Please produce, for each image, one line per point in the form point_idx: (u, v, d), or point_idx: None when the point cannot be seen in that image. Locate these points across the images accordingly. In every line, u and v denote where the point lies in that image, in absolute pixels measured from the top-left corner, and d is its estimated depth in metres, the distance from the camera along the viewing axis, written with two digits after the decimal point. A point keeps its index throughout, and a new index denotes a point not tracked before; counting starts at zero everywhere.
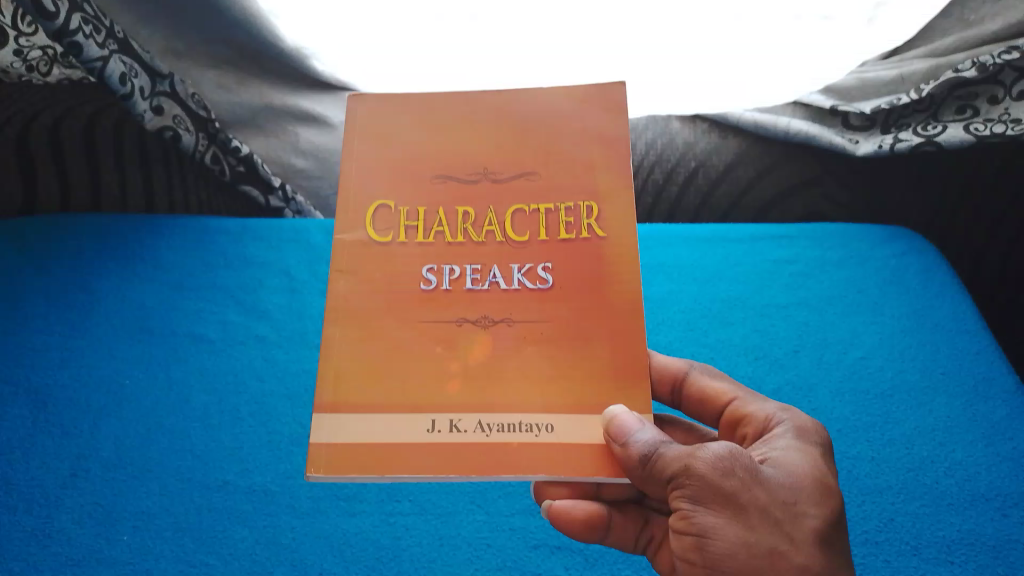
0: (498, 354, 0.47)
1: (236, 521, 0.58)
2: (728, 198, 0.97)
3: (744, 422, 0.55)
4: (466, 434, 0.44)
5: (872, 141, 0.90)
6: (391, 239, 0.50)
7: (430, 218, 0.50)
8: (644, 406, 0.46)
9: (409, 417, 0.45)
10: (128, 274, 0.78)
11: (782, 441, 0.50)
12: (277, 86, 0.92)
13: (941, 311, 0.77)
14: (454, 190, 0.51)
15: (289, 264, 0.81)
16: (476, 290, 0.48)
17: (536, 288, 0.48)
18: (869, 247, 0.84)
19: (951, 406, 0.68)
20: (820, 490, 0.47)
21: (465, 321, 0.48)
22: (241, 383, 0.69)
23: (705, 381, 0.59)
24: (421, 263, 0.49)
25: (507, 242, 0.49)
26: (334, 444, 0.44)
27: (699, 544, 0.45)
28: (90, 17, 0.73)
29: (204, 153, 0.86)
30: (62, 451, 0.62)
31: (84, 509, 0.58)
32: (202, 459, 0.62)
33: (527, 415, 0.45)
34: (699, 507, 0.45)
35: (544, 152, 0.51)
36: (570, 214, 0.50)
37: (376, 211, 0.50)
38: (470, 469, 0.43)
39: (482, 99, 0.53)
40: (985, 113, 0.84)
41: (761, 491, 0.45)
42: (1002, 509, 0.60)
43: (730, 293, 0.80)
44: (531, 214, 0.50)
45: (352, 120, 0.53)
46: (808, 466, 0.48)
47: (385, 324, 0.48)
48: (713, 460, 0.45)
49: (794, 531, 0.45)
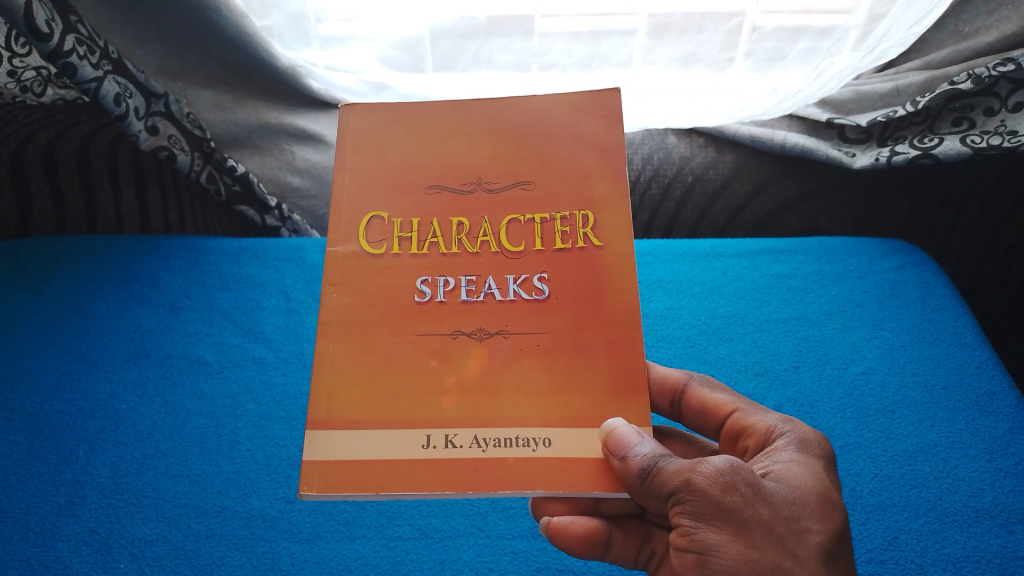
0: (496, 371, 0.46)
1: (234, 548, 0.58)
2: (725, 213, 0.97)
3: (745, 435, 0.54)
4: (463, 450, 0.44)
5: (868, 154, 0.90)
6: (385, 251, 0.49)
7: (424, 229, 0.50)
8: (641, 419, 0.45)
9: (405, 433, 0.45)
10: (125, 296, 0.78)
11: (784, 454, 0.49)
12: (273, 104, 0.91)
13: (941, 325, 0.77)
14: (448, 200, 0.51)
15: (286, 284, 0.80)
16: (472, 303, 0.48)
17: (531, 299, 0.48)
18: (867, 261, 0.84)
19: (952, 421, 0.68)
20: (825, 506, 0.45)
21: (460, 334, 0.47)
22: (238, 406, 0.68)
23: (704, 393, 0.58)
24: (415, 275, 0.49)
25: (502, 253, 0.49)
26: (327, 462, 0.44)
27: (702, 563, 0.43)
28: (85, 38, 0.72)
29: (200, 173, 0.85)
30: (58, 478, 0.62)
31: (81, 537, 0.58)
32: (200, 484, 0.62)
33: (523, 429, 0.45)
34: (699, 524, 0.43)
35: (539, 161, 0.51)
36: (566, 223, 0.50)
37: (370, 223, 0.50)
38: (467, 485, 0.43)
39: (477, 108, 0.53)
40: (981, 126, 0.83)
41: (763, 507, 0.43)
42: (1007, 526, 0.59)
43: (729, 310, 0.80)
44: (526, 223, 0.50)
45: (345, 130, 0.52)
46: (813, 481, 0.47)
47: (378, 337, 0.47)
48: (714, 474, 0.43)
49: (797, 547, 0.43)
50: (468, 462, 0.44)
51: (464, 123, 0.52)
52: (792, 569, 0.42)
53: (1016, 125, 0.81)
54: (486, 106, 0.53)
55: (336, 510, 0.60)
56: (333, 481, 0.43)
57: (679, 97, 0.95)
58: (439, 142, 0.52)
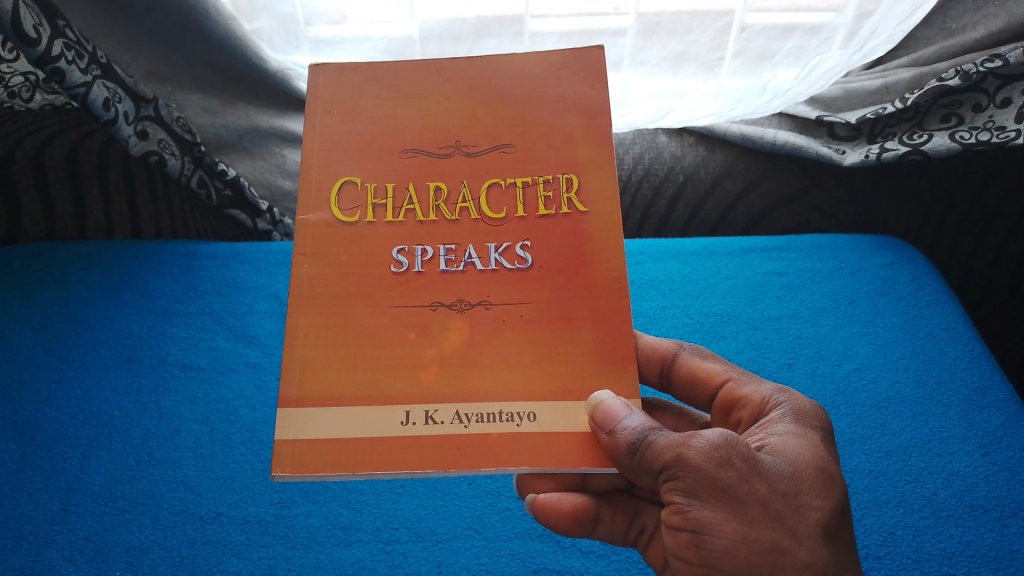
0: (478, 345, 0.47)
1: (230, 554, 0.58)
2: (716, 213, 0.97)
3: (738, 406, 0.54)
4: (444, 426, 0.44)
5: (858, 151, 0.90)
6: (357, 218, 0.49)
7: (398, 196, 0.50)
8: (630, 390, 0.45)
9: (384, 409, 0.45)
10: (116, 302, 0.77)
11: (780, 426, 0.49)
12: (262, 108, 0.91)
13: (932, 321, 0.77)
14: (423, 164, 0.51)
15: (278, 288, 0.80)
16: (451, 272, 0.48)
17: (513, 267, 0.48)
18: (858, 257, 0.85)
19: (946, 416, 0.68)
20: (823, 480, 0.45)
21: (440, 306, 0.48)
22: (232, 410, 0.68)
23: (695, 363, 0.58)
24: (391, 244, 0.49)
25: (482, 220, 0.49)
26: (299, 441, 0.44)
27: (696, 541, 0.44)
28: (73, 42, 0.72)
29: (191, 177, 0.85)
30: (52, 486, 0.61)
31: (76, 545, 0.57)
32: (195, 490, 0.62)
33: (507, 404, 0.45)
34: (694, 502, 0.44)
35: (521, 122, 0.51)
36: (549, 187, 0.50)
37: (342, 188, 0.50)
38: (448, 463, 0.43)
39: (456, 68, 0.53)
40: (969, 122, 0.84)
41: (760, 482, 0.43)
42: (1002, 520, 0.60)
43: (722, 308, 0.80)
44: (508, 188, 0.50)
45: (315, 91, 0.52)
46: (811, 453, 0.46)
47: (355, 311, 0.47)
48: (708, 449, 0.44)
49: (797, 525, 0.43)
50: (449, 438, 0.44)
51: (449, 104, 0.52)
52: (791, 547, 0.43)
53: (1004, 121, 0.81)
54: (465, 67, 0.53)
55: (332, 514, 0.60)
56: (306, 462, 0.43)
57: (670, 99, 0.95)
58: (428, 131, 0.51)
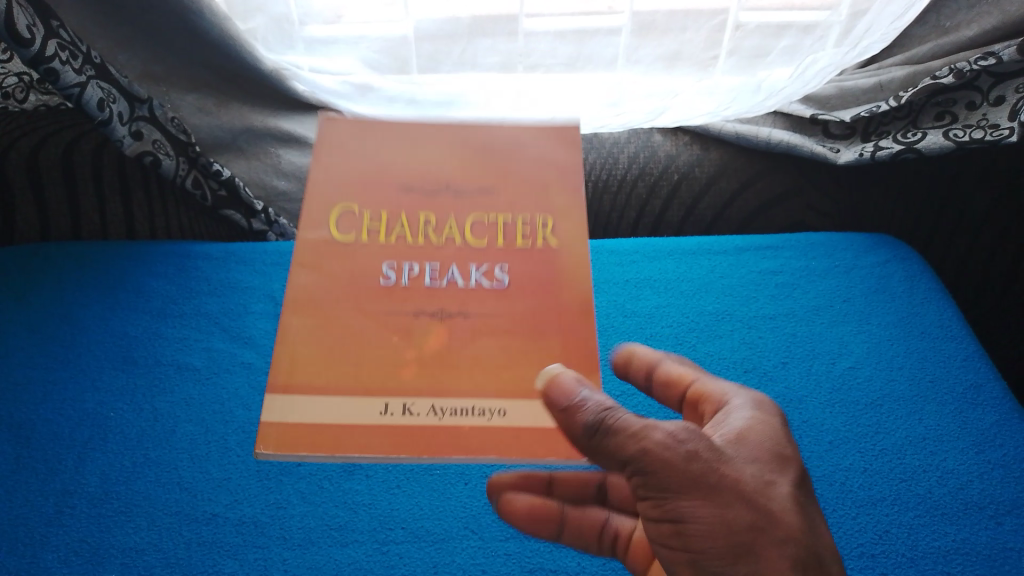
0: (455, 347, 0.47)
1: (227, 555, 0.57)
2: (710, 212, 0.98)
3: (704, 401, 0.55)
4: (420, 417, 0.45)
5: (851, 149, 0.91)
6: (352, 239, 0.52)
7: (391, 221, 0.53)
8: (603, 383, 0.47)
9: (363, 401, 0.45)
10: (111, 302, 0.77)
11: (741, 412, 0.50)
12: (257, 108, 0.91)
13: (927, 319, 0.77)
14: (417, 200, 0.54)
15: (274, 288, 0.80)
16: (436, 287, 0.50)
17: (493, 287, 0.50)
18: (853, 256, 0.85)
19: (940, 414, 0.68)
20: (797, 474, 0.47)
21: (422, 314, 0.49)
22: (228, 411, 0.68)
23: (666, 365, 0.59)
24: (382, 260, 0.51)
25: (466, 246, 0.52)
26: (284, 423, 0.44)
27: (678, 530, 0.44)
28: (67, 42, 0.72)
29: (185, 178, 0.84)
30: (46, 488, 0.61)
31: (71, 548, 0.57)
32: (191, 491, 0.61)
33: (479, 400, 0.46)
34: (670, 494, 0.44)
35: None
36: (528, 224, 0.53)
37: (340, 214, 0.53)
38: (421, 449, 0.44)
39: None
40: (963, 120, 0.85)
41: (729, 469, 0.44)
42: (996, 518, 0.60)
43: (717, 307, 0.80)
44: (489, 223, 0.53)
45: None
46: (771, 436, 0.48)
47: (342, 314, 0.49)
48: (673, 431, 0.44)
49: (768, 502, 0.44)
50: (426, 430, 0.44)
51: None
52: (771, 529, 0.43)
53: (999, 118, 0.83)
54: None
55: (328, 515, 0.60)
56: (289, 441, 0.43)
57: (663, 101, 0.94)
58: None
